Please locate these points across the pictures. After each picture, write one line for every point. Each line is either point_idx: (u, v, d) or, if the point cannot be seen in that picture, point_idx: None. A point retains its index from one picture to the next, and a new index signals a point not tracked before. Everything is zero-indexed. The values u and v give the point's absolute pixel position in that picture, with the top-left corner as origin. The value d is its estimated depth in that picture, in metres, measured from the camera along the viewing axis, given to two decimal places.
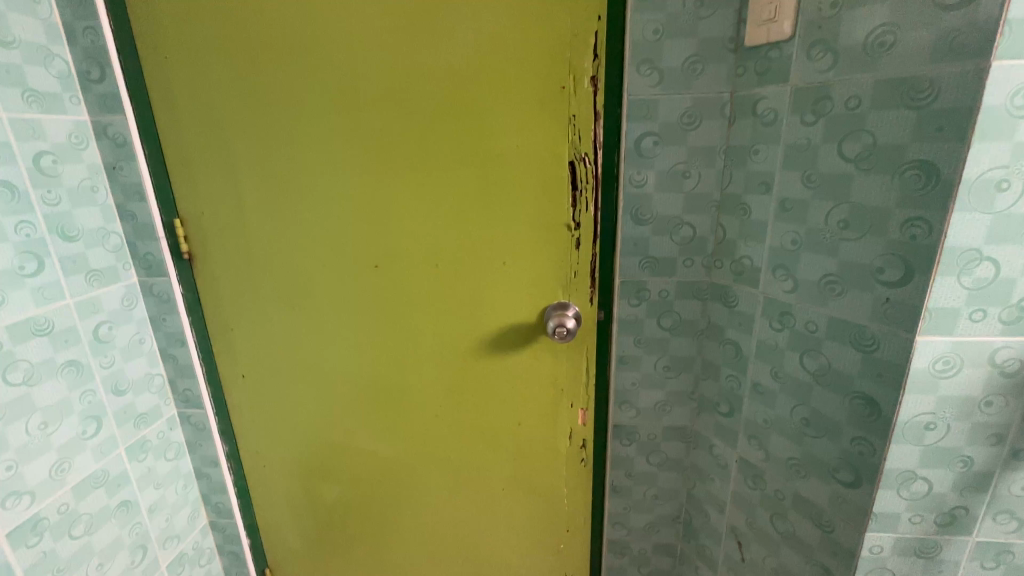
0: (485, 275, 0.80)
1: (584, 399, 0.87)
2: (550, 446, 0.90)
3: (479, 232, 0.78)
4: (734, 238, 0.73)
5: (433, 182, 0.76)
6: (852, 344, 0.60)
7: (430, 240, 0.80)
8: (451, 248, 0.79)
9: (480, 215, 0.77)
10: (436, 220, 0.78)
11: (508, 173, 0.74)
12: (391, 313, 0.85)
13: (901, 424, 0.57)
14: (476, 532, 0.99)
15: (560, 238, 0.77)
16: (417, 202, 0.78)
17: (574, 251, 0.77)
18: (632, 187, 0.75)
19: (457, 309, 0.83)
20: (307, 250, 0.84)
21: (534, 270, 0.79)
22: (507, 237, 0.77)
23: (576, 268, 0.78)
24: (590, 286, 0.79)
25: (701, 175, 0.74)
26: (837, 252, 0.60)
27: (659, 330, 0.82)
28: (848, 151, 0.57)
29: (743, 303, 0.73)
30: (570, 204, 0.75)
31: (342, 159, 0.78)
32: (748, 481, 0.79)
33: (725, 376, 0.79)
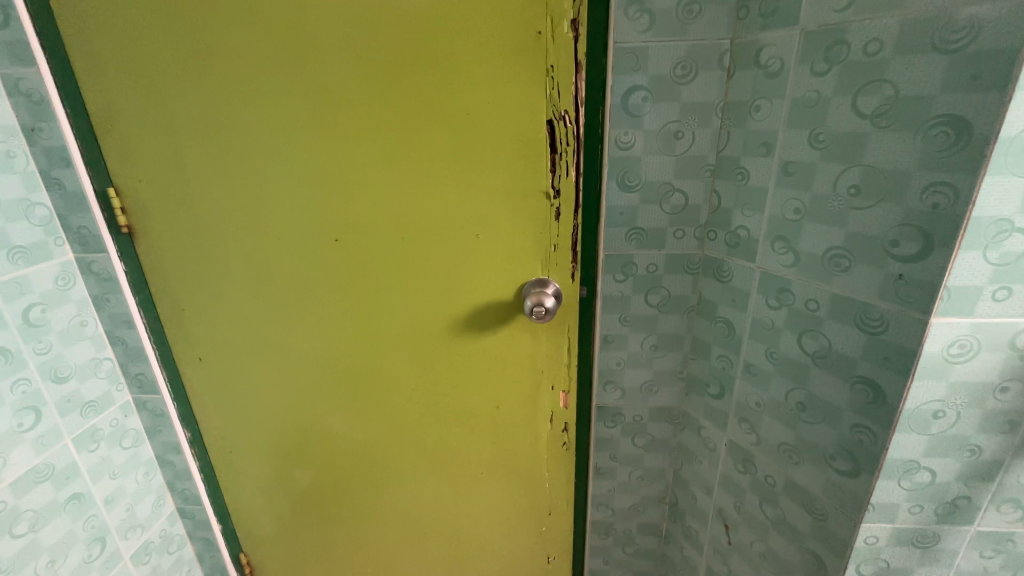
0: (458, 247, 0.73)
1: (565, 382, 0.79)
2: (530, 430, 0.84)
3: (451, 202, 0.70)
4: (730, 206, 0.66)
5: (400, 146, 0.68)
6: (856, 324, 0.55)
7: (399, 211, 0.72)
8: (421, 218, 0.72)
9: (452, 182, 0.69)
10: (405, 189, 0.70)
11: (483, 134, 0.66)
12: (358, 288, 0.78)
13: (907, 413, 0.53)
14: (456, 515, 0.95)
15: (539, 209, 0.69)
16: (383, 167, 0.69)
17: (555, 223, 0.69)
18: (619, 150, 0.68)
19: (430, 285, 0.76)
20: (262, 222, 0.76)
21: (510, 242, 0.71)
22: (482, 207, 0.70)
23: (557, 242, 0.70)
24: (572, 262, 0.71)
25: (695, 136, 0.66)
26: (846, 222, 0.53)
27: (647, 307, 0.76)
28: (864, 106, 0.50)
29: (737, 278, 0.67)
30: (550, 168, 0.67)
31: (295, 118, 0.68)
32: (738, 465, 0.75)
33: (716, 355, 0.74)
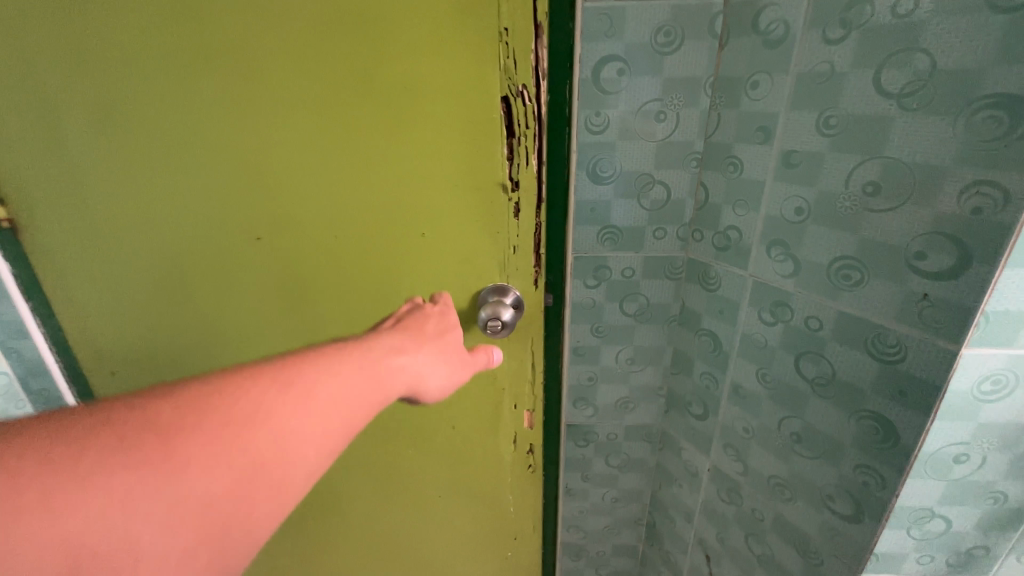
0: (398, 261, 0.57)
1: (530, 400, 0.70)
2: (491, 449, 0.74)
3: (383, 204, 0.53)
4: (719, 202, 0.56)
5: (305, 130, 0.49)
6: (866, 350, 0.45)
7: (315, 218, 0.54)
8: (345, 226, 0.55)
9: (383, 178, 0.52)
10: (319, 189, 0.52)
11: (417, 114, 0.48)
12: (270, 318, 0.61)
13: (923, 457, 0.44)
14: (413, 541, 0.84)
15: (496, 207, 0.53)
16: (285, 160, 0.51)
17: (514, 220, 0.54)
18: (590, 135, 0.57)
19: (363, 310, 0.59)
20: (125, 238, 0.56)
21: (461, 252, 0.56)
22: (424, 210, 0.53)
23: (517, 244, 0.55)
24: (535, 266, 0.56)
25: (680, 119, 0.55)
26: (859, 227, 0.44)
27: (622, 317, 0.66)
28: (890, 82, 0.40)
29: (726, 287, 0.58)
30: (506, 156, 0.50)
31: (149, 95, 0.48)
32: (722, 494, 0.66)
33: (700, 373, 0.64)
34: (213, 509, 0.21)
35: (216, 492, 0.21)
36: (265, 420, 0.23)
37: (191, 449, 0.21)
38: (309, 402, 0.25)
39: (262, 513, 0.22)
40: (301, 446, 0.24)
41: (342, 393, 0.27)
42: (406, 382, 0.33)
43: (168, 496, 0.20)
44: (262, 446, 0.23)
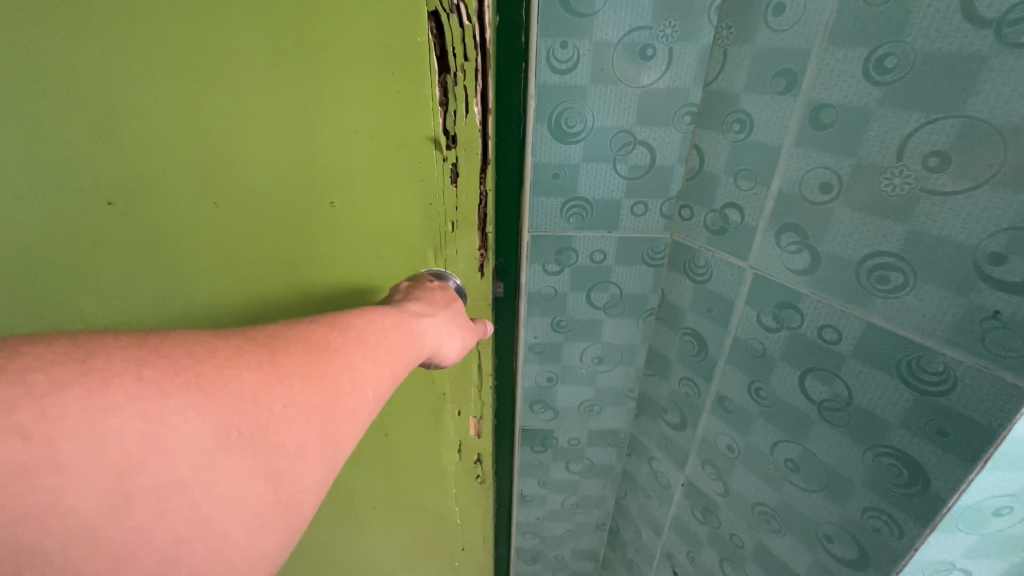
0: (300, 268, 0.35)
1: (478, 406, 0.54)
2: (433, 459, 0.58)
3: (260, 178, 0.31)
4: (717, 172, 0.43)
5: (83, 43, 0.26)
6: (897, 375, 0.35)
7: (143, 204, 0.31)
8: (202, 214, 0.32)
9: (252, 134, 0.29)
10: (138, 155, 0.29)
11: (292, 23, 0.26)
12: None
13: (957, 510, 0.35)
14: (333, 565, 0.65)
15: (429, 179, 0.33)
16: (58, 106, 0.27)
17: (451, 190, 0.34)
18: (554, 75, 0.42)
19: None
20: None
21: (387, 249, 0.35)
22: (325, 188, 0.32)
23: (455, 221, 0.35)
24: (479, 249, 0.37)
25: (673, 56, 0.41)
26: (909, 213, 0.32)
27: (589, 310, 0.54)
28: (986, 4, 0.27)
29: (718, 280, 0.46)
30: (437, 100, 0.30)
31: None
32: (696, 512, 0.58)
33: (678, 378, 0.54)
34: (315, 414, 0.22)
35: (314, 404, 0.22)
36: (344, 353, 0.25)
37: (289, 368, 0.23)
38: (368, 343, 0.27)
39: (349, 425, 0.24)
40: (374, 378, 0.26)
41: (394, 339, 0.29)
42: (444, 340, 0.32)
43: (283, 401, 0.21)
44: (344, 371, 0.24)
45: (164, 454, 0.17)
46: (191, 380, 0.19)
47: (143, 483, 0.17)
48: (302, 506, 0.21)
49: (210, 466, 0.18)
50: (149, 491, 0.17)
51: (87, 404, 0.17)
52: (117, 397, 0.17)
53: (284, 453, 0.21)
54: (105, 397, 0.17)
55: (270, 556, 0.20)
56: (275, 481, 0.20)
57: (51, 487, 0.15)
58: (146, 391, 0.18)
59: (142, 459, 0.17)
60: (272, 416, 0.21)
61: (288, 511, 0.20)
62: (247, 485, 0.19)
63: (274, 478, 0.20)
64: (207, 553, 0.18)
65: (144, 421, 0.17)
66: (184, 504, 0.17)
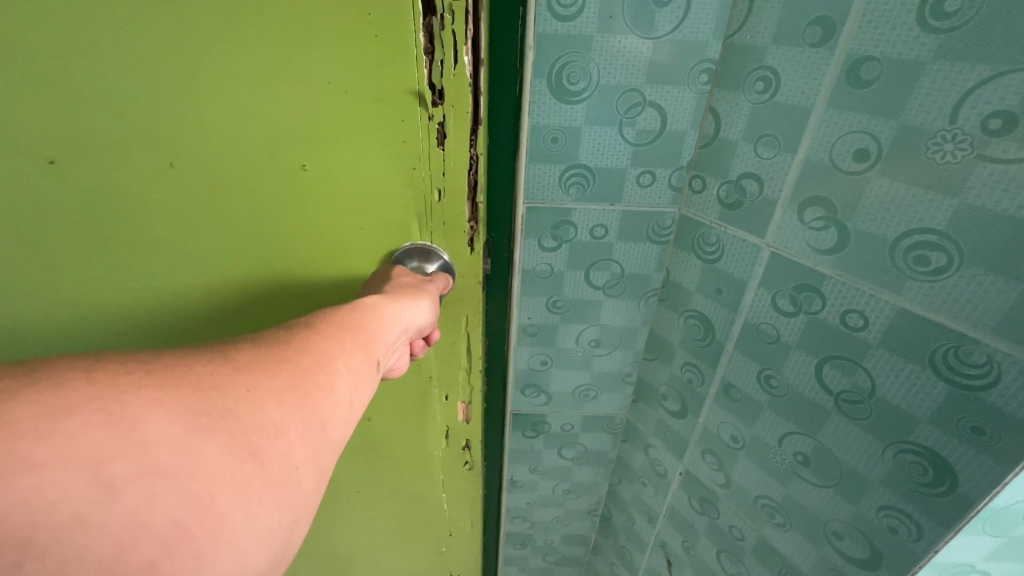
0: (270, 236, 0.32)
1: (465, 392, 0.50)
2: (417, 446, 0.53)
3: (219, 133, 0.28)
4: (734, 138, 0.39)
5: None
6: (931, 367, 0.32)
7: (95, 161, 0.28)
8: (157, 173, 0.29)
9: (206, 82, 0.26)
10: (83, 104, 0.26)
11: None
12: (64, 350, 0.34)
13: (986, 513, 0.32)
14: (313, 548, 0.62)
15: (408, 139, 0.29)
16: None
17: (437, 153, 0.30)
18: (557, 22, 0.37)
19: (230, 317, 0.35)
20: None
21: (362, 218, 0.32)
22: (293, 146, 0.28)
23: (442, 189, 0.32)
24: (470, 221, 0.34)
25: (691, 3, 0.36)
26: (960, 185, 0.28)
27: (588, 290, 0.50)
28: None
29: (731, 259, 0.42)
30: (423, 49, 0.26)
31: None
32: (694, 503, 0.55)
33: (681, 364, 0.51)
34: (292, 392, 0.17)
35: (284, 389, 0.17)
36: (304, 341, 0.20)
37: (246, 360, 0.17)
38: (325, 332, 0.21)
39: (333, 405, 0.18)
40: (347, 360, 0.21)
41: (355, 329, 0.23)
42: (411, 314, 0.28)
43: (249, 382, 0.16)
44: (305, 354, 0.19)
45: (134, 443, 0.13)
46: (146, 375, 0.14)
47: (120, 473, 0.12)
48: (300, 486, 0.16)
49: (196, 448, 0.14)
50: (128, 481, 0.12)
51: (33, 409, 0.12)
52: (64, 398, 0.13)
53: (263, 433, 0.15)
54: (49, 401, 0.12)
55: (270, 552, 0.14)
56: (267, 460, 0.15)
57: (15, 489, 0.11)
58: (96, 391, 0.13)
59: (111, 450, 0.12)
60: (233, 401, 0.15)
61: (285, 493, 0.15)
62: (235, 468, 0.14)
63: (263, 454, 0.15)
64: (212, 542, 0.13)
65: (105, 414, 0.13)
66: (172, 489, 0.13)
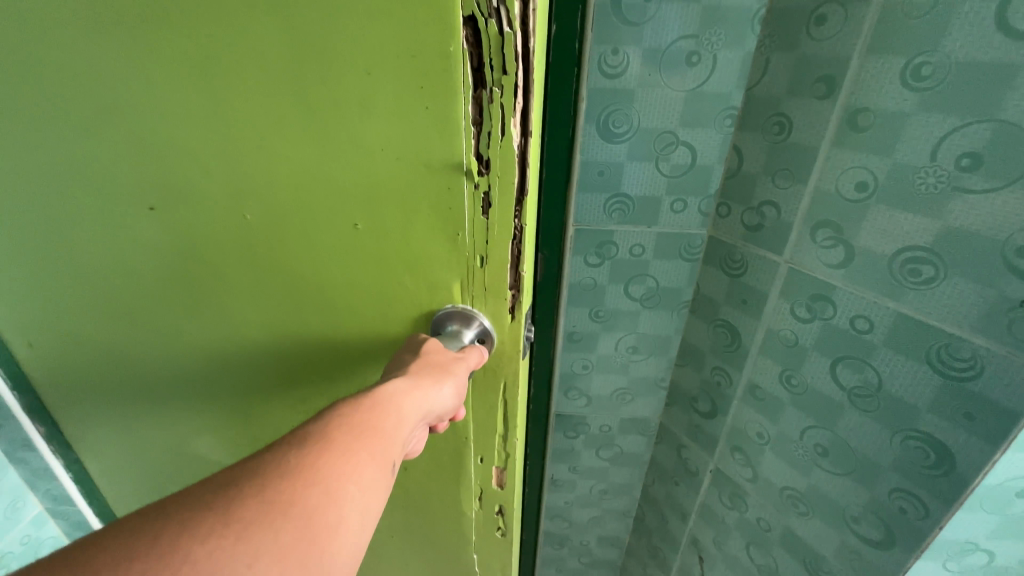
0: (330, 287, 0.35)
1: (501, 456, 0.45)
2: (452, 506, 0.50)
3: (292, 194, 0.31)
4: (756, 171, 0.46)
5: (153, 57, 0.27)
6: (927, 361, 0.37)
7: (199, 214, 0.32)
8: (244, 226, 0.32)
9: (284, 156, 0.29)
10: (193, 166, 0.30)
11: (330, 45, 0.25)
12: (172, 360, 0.41)
13: (982, 489, 0.37)
14: None
15: (452, 208, 0.30)
16: (132, 116, 0.29)
17: (481, 221, 0.30)
18: (604, 78, 0.45)
19: (295, 351, 0.39)
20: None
21: (411, 276, 0.33)
22: (351, 210, 0.31)
23: (485, 255, 0.32)
24: (511, 287, 0.33)
25: (718, 63, 0.44)
26: (942, 210, 0.34)
27: (627, 301, 0.57)
28: (1018, 17, 0.29)
29: (754, 273, 0.49)
30: (469, 122, 0.27)
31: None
32: (724, 498, 0.60)
33: (710, 368, 0.57)
34: (295, 551, 0.16)
35: (288, 551, 0.16)
36: (308, 472, 0.18)
37: (249, 519, 0.16)
38: (338, 446, 0.19)
39: (341, 550, 0.17)
40: (371, 477, 0.19)
41: (373, 431, 0.21)
42: (423, 403, 0.25)
43: (248, 556, 0.15)
44: (313, 489, 0.17)
45: None
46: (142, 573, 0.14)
47: None
48: None
49: None
50: None
51: None
52: None
53: None
54: None
55: None
56: None
57: None
58: None
59: None
60: None
61: None
62: None
63: None
64: None
65: None
66: None
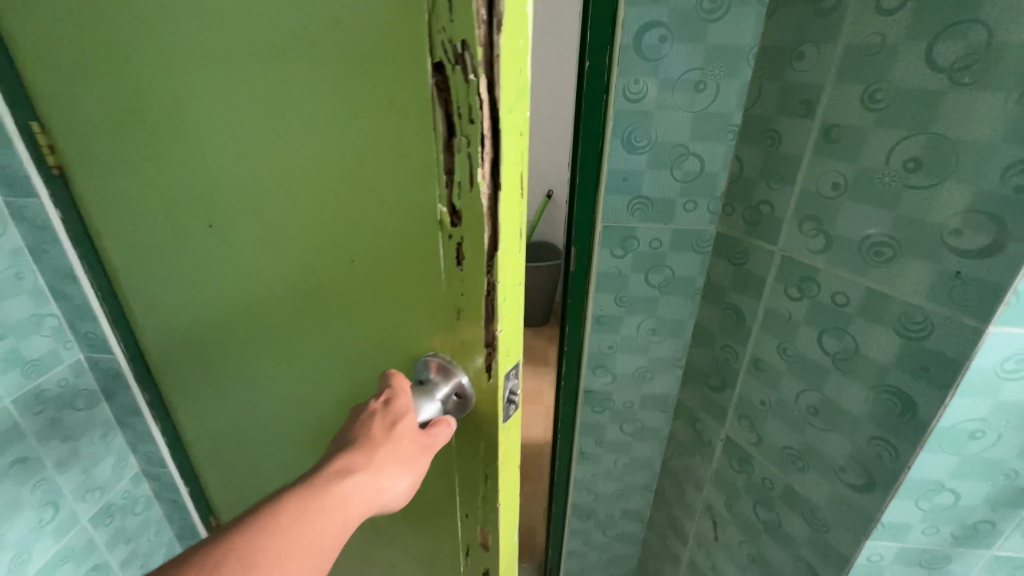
0: (339, 317, 0.39)
1: (485, 518, 0.40)
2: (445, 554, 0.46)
3: (308, 235, 0.36)
4: (754, 176, 0.56)
5: (220, 122, 0.36)
6: (891, 326, 0.46)
7: (252, 247, 0.40)
8: (279, 258, 0.39)
9: (301, 204, 0.35)
10: (244, 205, 0.39)
11: (331, 121, 0.31)
12: (240, 359, 0.50)
13: (940, 431, 0.45)
14: None
15: (427, 258, 0.32)
16: (213, 169, 0.39)
17: (456, 271, 0.31)
18: (627, 103, 0.56)
19: (319, 367, 0.44)
20: (123, 250, 0.52)
21: (399, 315, 0.36)
22: (350, 252, 0.35)
23: (460, 306, 0.32)
24: (485, 347, 0.32)
25: (720, 90, 0.54)
26: (896, 202, 0.44)
27: (647, 288, 0.67)
28: (941, 56, 0.39)
29: (755, 261, 0.58)
30: (441, 169, 0.28)
31: (100, 80, 0.41)
32: (734, 464, 0.69)
33: (720, 346, 0.66)
34: None
35: None
36: None
37: None
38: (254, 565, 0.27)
39: None
40: None
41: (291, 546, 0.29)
42: (353, 510, 0.31)
43: None
44: None
45: None
46: None
47: None
48: None
49: None
50: None
51: None
52: None
53: None
54: None
55: None
56: None
57: None
58: None
59: None
60: None
61: None
62: None
63: None
64: None
65: None
66: None
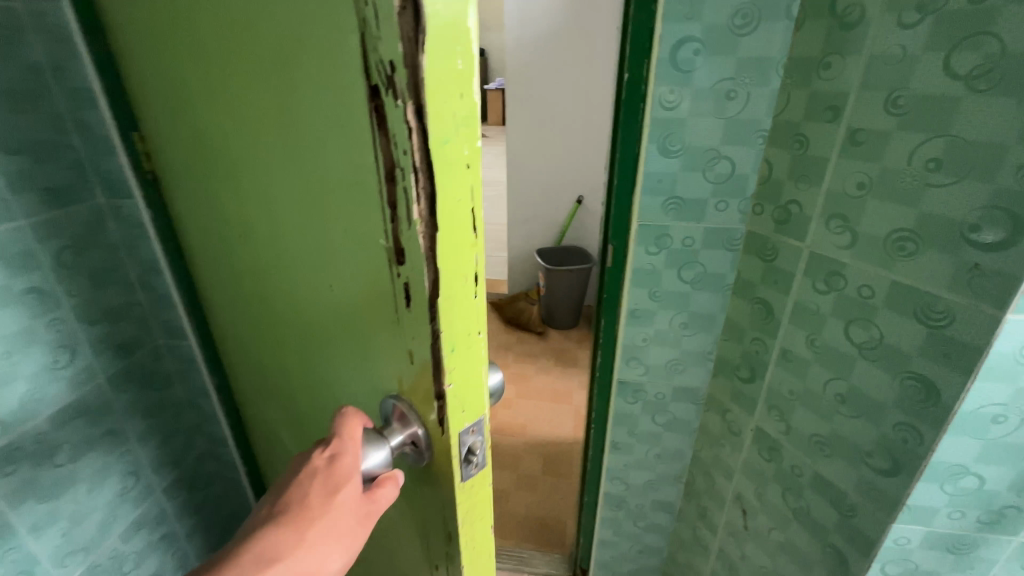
0: (334, 341, 0.41)
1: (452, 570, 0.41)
2: None
3: (307, 264, 0.39)
4: (782, 178, 0.60)
5: (243, 162, 0.40)
6: (914, 316, 0.49)
7: (276, 269, 0.44)
8: (292, 281, 0.43)
9: (298, 238, 0.38)
10: (266, 233, 0.43)
11: (306, 165, 0.32)
12: (282, 360, 0.56)
13: (962, 415, 0.48)
14: None
15: (386, 290, 0.32)
16: (245, 200, 0.43)
17: (405, 310, 0.31)
18: (662, 111, 0.61)
19: (327, 382, 0.47)
20: (206, 258, 0.61)
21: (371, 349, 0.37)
22: (334, 285, 0.37)
23: (410, 347, 0.32)
24: (436, 395, 0.32)
25: (751, 98, 0.59)
26: (918, 200, 0.47)
27: (679, 284, 0.71)
28: (959, 65, 0.43)
29: (784, 258, 0.62)
30: (385, 202, 0.28)
31: (178, 117, 0.49)
32: (763, 453, 0.71)
33: (750, 339, 0.69)
34: None
35: None
36: None
37: None
38: None
39: None
40: None
41: None
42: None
43: None
44: None
45: None
46: None
47: None
48: None
49: None
50: None
51: None
52: None
53: None
54: None
55: None
56: None
57: None
58: None
59: None
60: None
61: None
62: None
63: None
64: None
65: None
66: None
